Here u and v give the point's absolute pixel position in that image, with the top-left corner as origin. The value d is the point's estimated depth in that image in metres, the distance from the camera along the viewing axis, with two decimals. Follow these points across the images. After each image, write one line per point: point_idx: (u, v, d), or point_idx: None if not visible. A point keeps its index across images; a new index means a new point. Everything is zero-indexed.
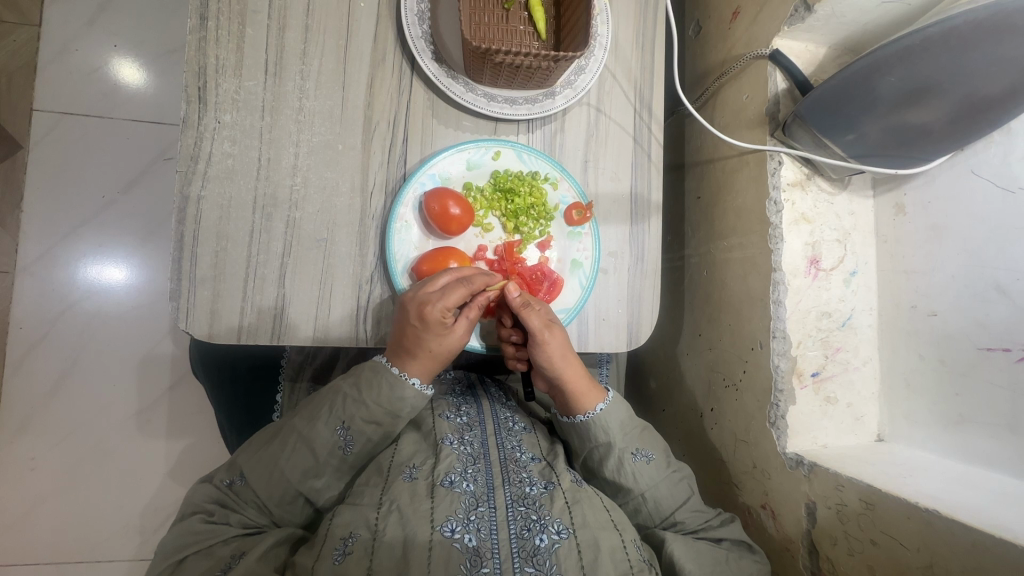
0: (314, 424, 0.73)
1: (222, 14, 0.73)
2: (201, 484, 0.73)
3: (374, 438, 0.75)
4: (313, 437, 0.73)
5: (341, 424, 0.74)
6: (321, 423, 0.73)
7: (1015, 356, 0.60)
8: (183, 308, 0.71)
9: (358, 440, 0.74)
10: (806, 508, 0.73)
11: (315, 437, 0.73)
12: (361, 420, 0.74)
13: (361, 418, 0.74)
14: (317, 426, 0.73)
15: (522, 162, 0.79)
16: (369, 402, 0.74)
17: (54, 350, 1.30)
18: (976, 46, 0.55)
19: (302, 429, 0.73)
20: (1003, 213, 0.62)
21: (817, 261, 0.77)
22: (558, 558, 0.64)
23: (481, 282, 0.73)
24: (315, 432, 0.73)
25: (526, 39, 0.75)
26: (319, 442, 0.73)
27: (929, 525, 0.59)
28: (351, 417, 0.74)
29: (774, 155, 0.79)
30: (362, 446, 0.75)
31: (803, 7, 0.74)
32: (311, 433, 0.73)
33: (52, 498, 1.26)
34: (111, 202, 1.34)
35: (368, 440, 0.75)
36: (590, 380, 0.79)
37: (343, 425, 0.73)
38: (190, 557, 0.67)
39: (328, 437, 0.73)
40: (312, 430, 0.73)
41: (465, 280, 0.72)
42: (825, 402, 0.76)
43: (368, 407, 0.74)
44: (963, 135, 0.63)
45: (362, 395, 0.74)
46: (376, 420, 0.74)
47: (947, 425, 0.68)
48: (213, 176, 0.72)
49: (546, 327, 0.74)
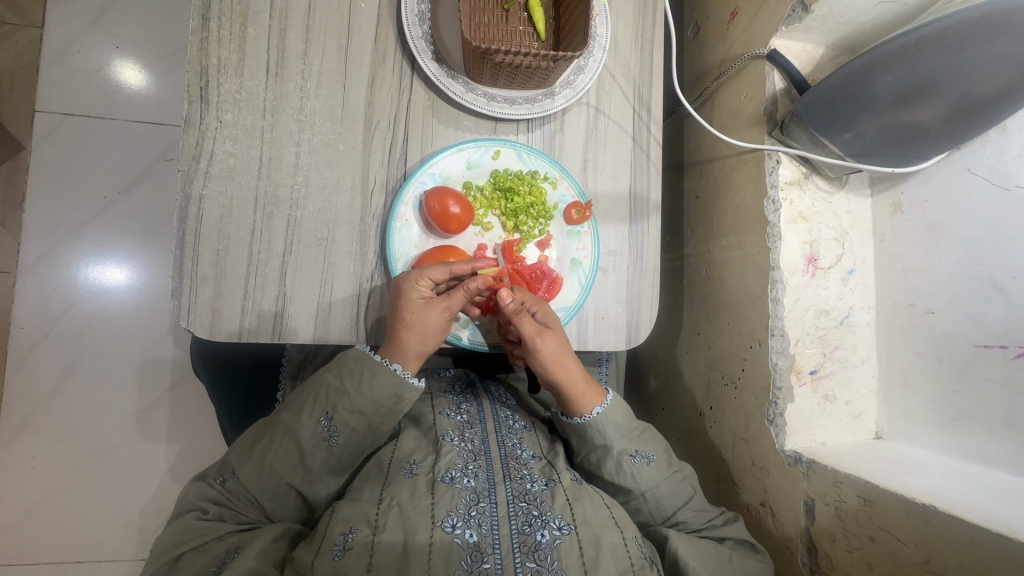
0: (299, 416, 0.73)
1: (224, 14, 0.73)
2: (194, 483, 0.74)
3: (359, 428, 0.75)
4: (299, 430, 0.73)
5: (325, 414, 0.73)
6: (305, 415, 0.73)
7: (1012, 353, 0.61)
8: (184, 306, 0.71)
9: (343, 431, 0.74)
10: (805, 505, 0.74)
11: (300, 429, 0.73)
12: (344, 409, 0.73)
13: (345, 407, 0.73)
14: (302, 419, 0.73)
15: (522, 161, 0.80)
16: (351, 391, 0.73)
17: (55, 350, 1.30)
18: (970, 46, 0.56)
19: (288, 423, 0.73)
20: (999, 211, 0.62)
21: (815, 260, 0.77)
22: (559, 553, 0.64)
23: (465, 266, 0.73)
24: (300, 425, 0.73)
25: (525, 39, 0.76)
26: (304, 435, 0.73)
27: (926, 521, 0.59)
28: (334, 407, 0.73)
29: (773, 154, 0.80)
30: (347, 437, 0.74)
31: (800, 7, 0.74)
32: (296, 426, 0.73)
33: (53, 497, 1.27)
34: (112, 202, 1.34)
35: (353, 430, 0.74)
36: (587, 382, 0.79)
37: (326, 416, 0.73)
38: (185, 554, 0.67)
39: (313, 428, 0.73)
40: (297, 423, 0.73)
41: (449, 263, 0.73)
42: (824, 399, 0.76)
43: (351, 397, 0.73)
44: (958, 134, 0.63)
45: (344, 385, 0.74)
46: (360, 410, 0.74)
47: (945, 422, 0.68)
48: (214, 175, 0.72)
49: (539, 333, 0.75)
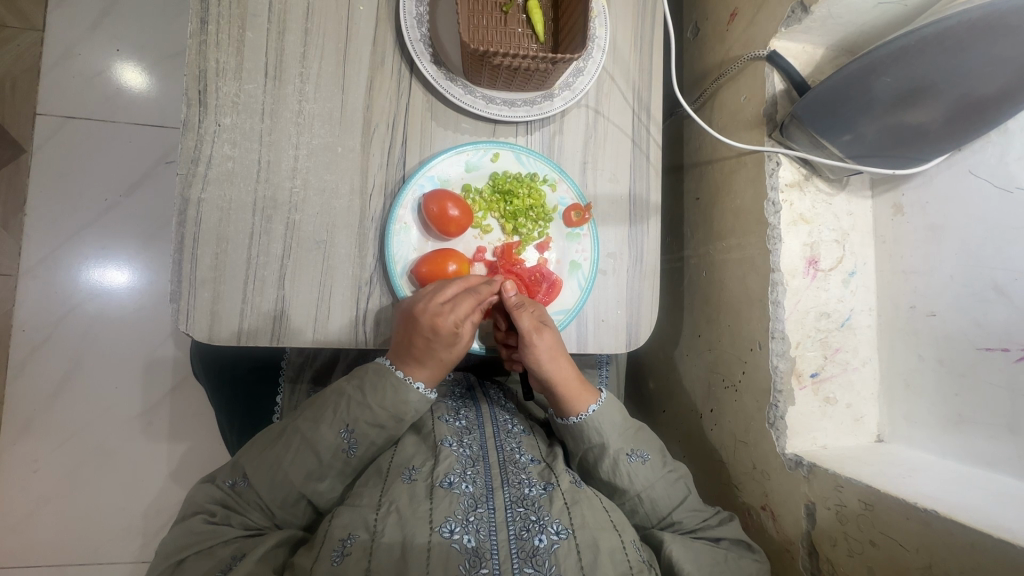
0: (318, 426, 0.73)
1: (222, 18, 0.73)
2: (203, 484, 0.74)
3: (378, 441, 0.75)
4: (317, 441, 0.73)
5: (345, 426, 0.74)
6: (324, 426, 0.73)
7: (1014, 356, 0.60)
8: (183, 310, 0.71)
9: (362, 444, 0.74)
10: (805, 508, 0.73)
11: (318, 439, 0.73)
12: (365, 423, 0.74)
13: (366, 421, 0.74)
14: (321, 429, 0.73)
15: (521, 163, 0.79)
16: (374, 406, 0.74)
17: (57, 352, 1.30)
18: (970, 46, 0.55)
19: (306, 431, 0.73)
20: (1001, 213, 0.62)
21: (815, 261, 0.77)
22: (557, 558, 0.64)
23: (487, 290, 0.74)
24: (318, 435, 0.73)
25: (524, 42, 0.75)
26: (322, 445, 0.73)
27: (928, 525, 0.58)
28: (355, 419, 0.74)
29: (773, 156, 0.79)
30: (365, 450, 0.75)
31: (800, 8, 0.74)
32: (315, 435, 0.73)
33: (55, 499, 1.27)
34: (114, 205, 1.35)
35: (371, 444, 0.75)
36: (582, 382, 0.79)
37: (346, 428, 0.74)
38: (190, 557, 0.67)
39: (333, 440, 0.73)
40: (316, 433, 0.73)
41: (471, 289, 0.74)
42: (825, 402, 0.76)
43: (372, 411, 0.74)
44: (958, 136, 0.63)
45: (366, 398, 0.74)
46: (380, 423, 0.74)
47: (947, 425, 0.67)
48: (213, 178, 0.72)
49: (536, 329, 0.74)
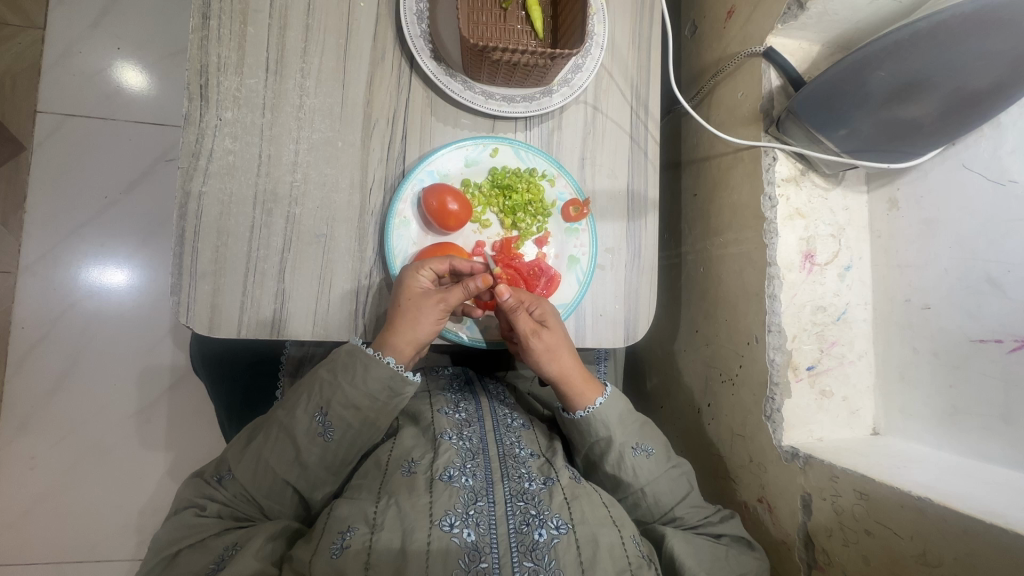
0: (293, 412, 0.73)
1: (224, 13, 0.74)
2: (191, 480, 0.74)
3: (355, 424, 0.74)
4: (294, 427, 0.72)
5: (319, 409, 0.73)
6: (299, 411, 0.73)
7: (1007, 347, 0.61)
8: (183, 302, 0.72)
9: (338, 426, 0.73)
10: (802, 500, 0.74)
11: (295, 426, 0.73)
12: (338, 405, 0.73)
13: (339, 402, 0.73)
14: (296, 415, 0.73)
15: (520, 159, 0.80)
16: (345, 386, 0.73)
17: (56, 349, 1.30)
18: (962, 41, 0.56)
19: (283, 420, 0.73)
20: (995, 205, 0.63)
21: (811, 256, 0.77)
22: (556, 552, 0.64)
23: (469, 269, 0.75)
24: (294, 421, 0.73)
25: (523, 38, 0.76)
26: (297, 431, 0.72)
27: (922, 513, 0.59)
28: (328, 402, 0.73)
29: (769, 151, 0.80)
30: (342, 433, 0.74)
31: (796, 5, 0.75)
32: (291, 422, 0.73)
33: (52, 497, 1.27)
34: (114, 202, 1.35)
35: (348, 426, 0.74)
36: (585, 379, 0.79)
37: (321, 411, 0.73)
38: (184, 550, 0.67)
39: (307, 424, 0.73)
40: (292, 419, 0.73)
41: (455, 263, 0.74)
42: (821, 395, 0.76)
43: (344, 391, 0.73)
44: (950, 129, 0.64)
45: (337, 378, 0.73)
46: (354, 404, 0.73)
47: (942, 417, 0.68)
48: (214, 172, 0.73)
49: (535, 331, 0.75)
